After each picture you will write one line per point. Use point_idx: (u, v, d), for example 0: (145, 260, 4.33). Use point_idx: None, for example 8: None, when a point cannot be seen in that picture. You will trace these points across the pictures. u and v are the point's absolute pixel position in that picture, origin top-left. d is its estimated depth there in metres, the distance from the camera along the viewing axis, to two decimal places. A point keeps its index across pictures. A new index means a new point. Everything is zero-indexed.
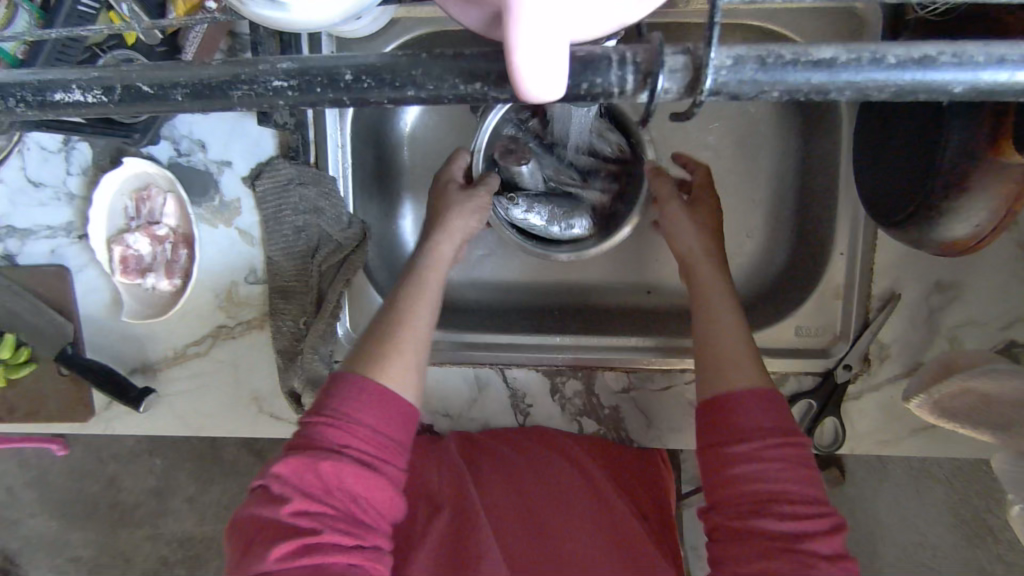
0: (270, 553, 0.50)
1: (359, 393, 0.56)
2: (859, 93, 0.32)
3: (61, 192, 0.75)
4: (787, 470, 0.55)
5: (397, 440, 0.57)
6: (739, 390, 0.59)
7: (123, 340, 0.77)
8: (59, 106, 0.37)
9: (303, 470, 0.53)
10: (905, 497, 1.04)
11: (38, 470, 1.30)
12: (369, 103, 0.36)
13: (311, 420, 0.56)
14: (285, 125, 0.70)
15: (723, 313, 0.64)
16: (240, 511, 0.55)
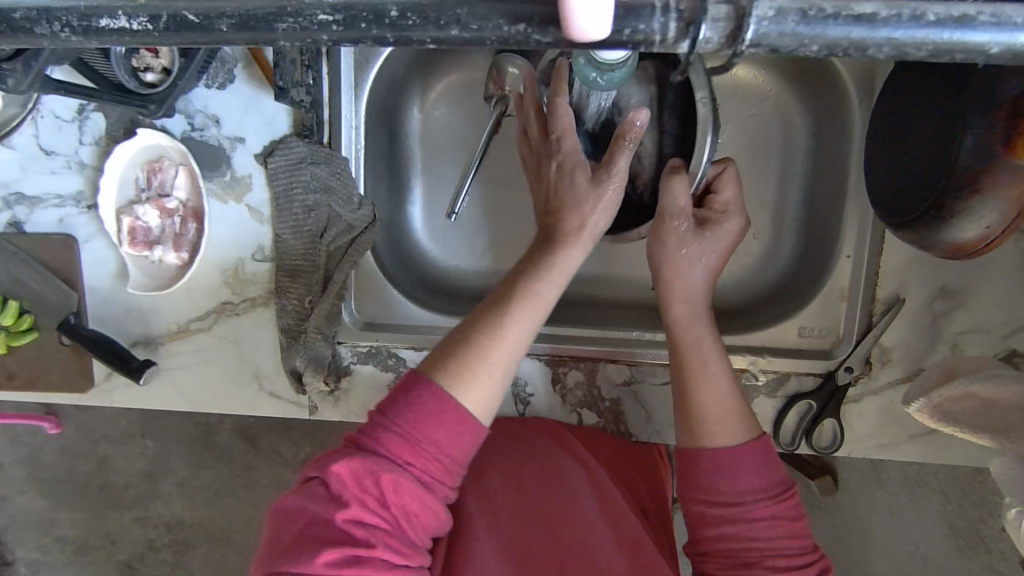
0: (319, 558, 0.48)
1: (432, 400, 0.54)
2: (897, 50, 0.33)
3: (72, 161, 0.75)
4: (777, 528, 0.61)
5: (459, 460, 0.55)
6: (719, 451, 0.62)
7: (127, 312, 0.77)
8: (105, 33, 0.36)
9: (363, 476, 0.51)
10: (899, 508, 1.04)
11: (29, 447, 1.29)
12: (413, 43, 0.35)
13: (377, 423, 0.54)
14: (301, 103, 0.71)
15: (704, 363, 0.64)
16: (289, 499, 0.53)
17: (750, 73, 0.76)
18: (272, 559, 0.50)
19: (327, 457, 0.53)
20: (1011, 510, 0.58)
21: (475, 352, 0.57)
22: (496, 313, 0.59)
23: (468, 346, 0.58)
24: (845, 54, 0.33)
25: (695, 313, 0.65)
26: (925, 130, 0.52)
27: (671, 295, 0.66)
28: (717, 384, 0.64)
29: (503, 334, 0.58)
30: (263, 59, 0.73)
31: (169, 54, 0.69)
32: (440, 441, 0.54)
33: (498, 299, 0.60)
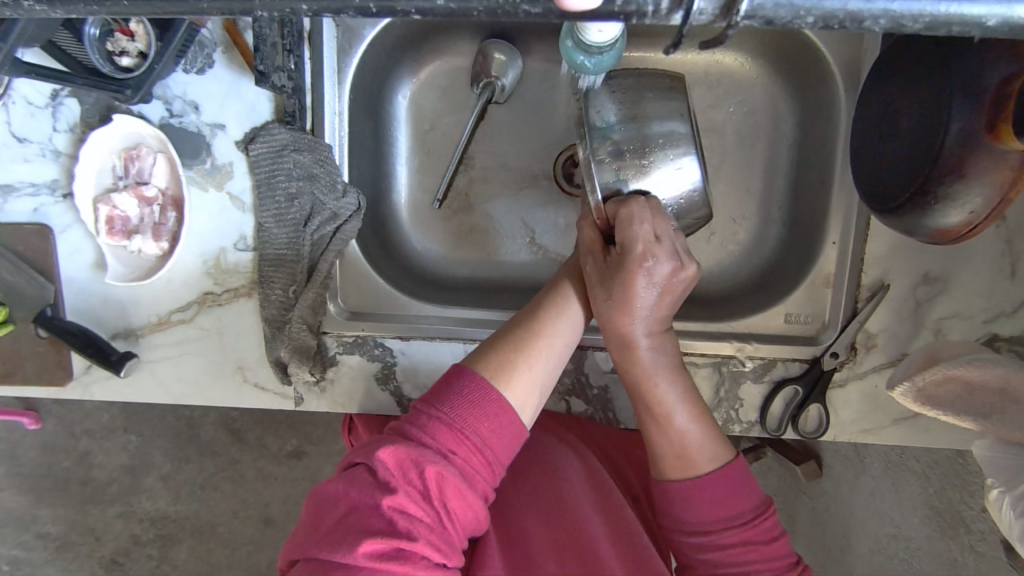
0: (362, 546, 0.47)
1: (478, 394, 0.55)
2: (893, 22, 0.31)
3: (46, 148, 0.73)
4: (748, 554, 0.60)
5: (500, 458, 0.55)
6: (684, 485, 0.61)
7: (106, 303, 0.75)
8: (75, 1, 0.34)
9: (408, 465, 0.51)
10: (882, 492, 1.06)
11: (8, 443, 1.27)
12: (397, 13, 0.33)
13: (423, 412, 0.54)
14: (283, 88, 0.68)
15: (659, 410, 0.62)
16: (332, 486, 0.51)
17: (735, 62, 0.76)
18: (313, 547, 0.48)
19: (372, 445, 0.53)
20: (993, 490, 0.61)
21: (515, 348, 0.60)
22: (534, 319, 0.63)
23: (509, 343, 0.60)
24: (841, 26, 0.32)
25: (648, 360, 0.61)
26: (911, 115, 0.52)
27: (621, 345, 0.62)
28: (686, 426, 0.61)
29: (542, 335, 0.61)
30: (242, 42, 0.70)
31: (145, 37, 0.67)
32: (483, 435, 0.54)
33: (531, 311, 0.64)
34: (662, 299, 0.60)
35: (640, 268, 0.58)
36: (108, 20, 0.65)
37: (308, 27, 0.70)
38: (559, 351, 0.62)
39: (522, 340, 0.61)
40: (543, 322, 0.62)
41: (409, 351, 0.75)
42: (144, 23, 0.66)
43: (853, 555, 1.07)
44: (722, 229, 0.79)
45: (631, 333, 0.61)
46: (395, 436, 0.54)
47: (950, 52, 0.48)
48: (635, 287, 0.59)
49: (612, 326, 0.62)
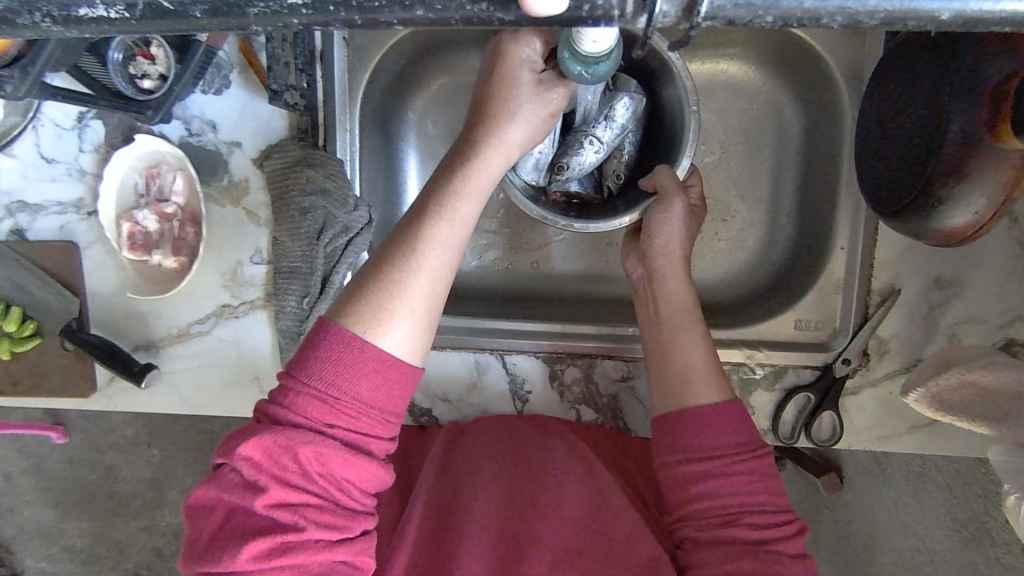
0: (246, 550, 0.47)
1: (341, 347, 0.52)
2: (850, 19, 0.31)
3: (73, 168, 0.76)
4: (755, 483, 0.59)
5: (391, 411, 0.53)
6: (699, 408, 0.61)
7: (127, 316, 0.78)
8: (82, 22, 0.34)
9: (279, 453, 0.49)
10: (903, 503, 1.03)
11: (36, 458, 1.30)
12: (381, 24, 0.34)
13: (288, 387, 0.51)
14: (295, 105, 0.72)
15: (680, 336, 0.65)
16: (204, 492, 0.50)
17: (740, 70, 0.77)
18: (202, 555, 0.49)
19: (232, 438, 0.51)
20: (1010, 496, 0.59)
21: (392, 287, 0.54)
22: (409, 237, 0.56)
23: (381, 280, 0.55)
24: (801, 25, 0.32)
25: (681, 290, 0.66)
26: (911, 119, 0.52)
27: (667, 269, 0.67)
28: (699, 351, 0.64)
29: (421, 262, 0.55)
30: (256, 62, 0.73)
31: (165, 60, 0.70)
32: (364, 395, 0.51)
33: (411, 222, 0.57)
34: (686, 242, 0.68)
35: (681, 208, 0.65)
36: (131, 44, 0.69)
37: (319, 46, 0.73)
38: (447, 270, 0.57)
39: (390, 277, 0.55)
40: (424, 241, 0.56)
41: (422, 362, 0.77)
42: (165, 47, 0.69)
43: (877, 569, 1.05)
44: (731, 236, 0.79)
45: (674, 260, 0.67)
46: (262, 420, 0.52)
47: (947, 56, 0.49)
48: (676, 217, 0.66)
49: (659, 252, 0.67)
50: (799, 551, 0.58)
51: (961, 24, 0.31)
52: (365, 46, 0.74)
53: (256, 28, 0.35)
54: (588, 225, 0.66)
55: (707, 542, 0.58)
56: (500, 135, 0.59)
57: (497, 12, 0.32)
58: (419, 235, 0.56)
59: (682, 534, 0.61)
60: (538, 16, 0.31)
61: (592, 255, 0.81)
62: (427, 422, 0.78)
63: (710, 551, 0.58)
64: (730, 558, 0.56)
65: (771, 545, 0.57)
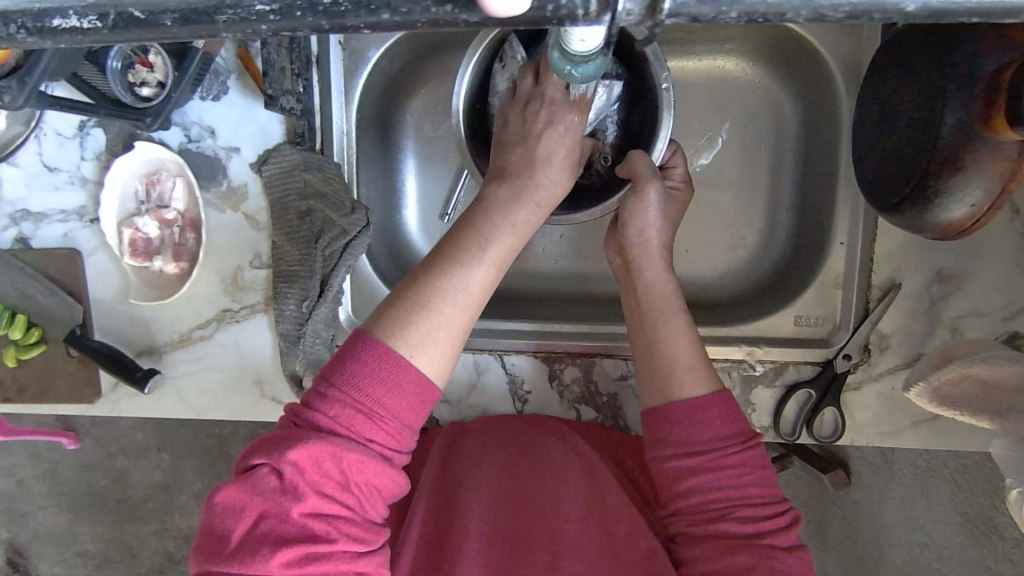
0: (278, 557, 0.47)
1: (385, 366, 0.52)
2: (814, 13, 0.30)
3: (75, 176, 0.77)
4: (746, 475, 0.59)
5: (420, 429, 0.54)
6: (685, 402, 0.61)
7: (131, 322, 0.78)
8: (57, 33, 0.35)
9: (322, 463, 0.49)
10: (912, 500, 1.02)
11: (48, 463, 1.32)
12: (348, 30, 0.33)
13: (329, 397, 0.51)
14: (291, 111, 0.71)
15: (667, 321, 0.64)
16: (233, 493, 0.49)
17: (737, 66, 0.76)
18: (227, 556, 0.48)
19: (272, 442, 0.50)
20: (1012, 490, 0.57)
21: (424, 308, 0.55)
22: (448, 262, 0.57)
23: (413, 301, 0.55)
24: (764, 22, 0.31)
25: (663, 278, 0.66)
26: (907, 112, 0.51)
27: (641, 257, 0.67)
28: (684, 341, 0.63)
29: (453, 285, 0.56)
30: (253, 67, 0.73)
31: (164, 68, 0.71)
32: (403, 414, 0.52)
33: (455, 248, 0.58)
34: (665, 230, 0.67)
35: (656, 194, 0.64)
36: (129, 53, 0.69)
37: (316, 51, 0.73)
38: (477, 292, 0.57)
39: (422, 298, 0.55)
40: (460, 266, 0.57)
41: None
42: (163, 54, 0.70)
43: (886, 567, 1.04)
44: (730, 233, 0.79)
45: (651, 249, 0.67)
46: (300, 426, 0.51)
47: (943, 47, 0.48)
48: (650, 203, 0.65)
49: (635, 242, 0.67)
50: (792, 543, 0.58)
51: (924, 17, 0.31)
52: (359, 48, 0.74)
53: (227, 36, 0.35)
54: (562, 218, 0.66)
55: (702, 535, 0.58)
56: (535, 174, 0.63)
57: (459, 15, 0.32)
58: (457, 262, 0.57)
59: (676, 529, 0.61)
60: (500, 17, 0.31)
61: (590, 254, 0.81)
62: (428, 424, 0.78)
63: (705, 544, 0.58)
64: (727, 552, 0.56)
65: (762, 538, 0.57)
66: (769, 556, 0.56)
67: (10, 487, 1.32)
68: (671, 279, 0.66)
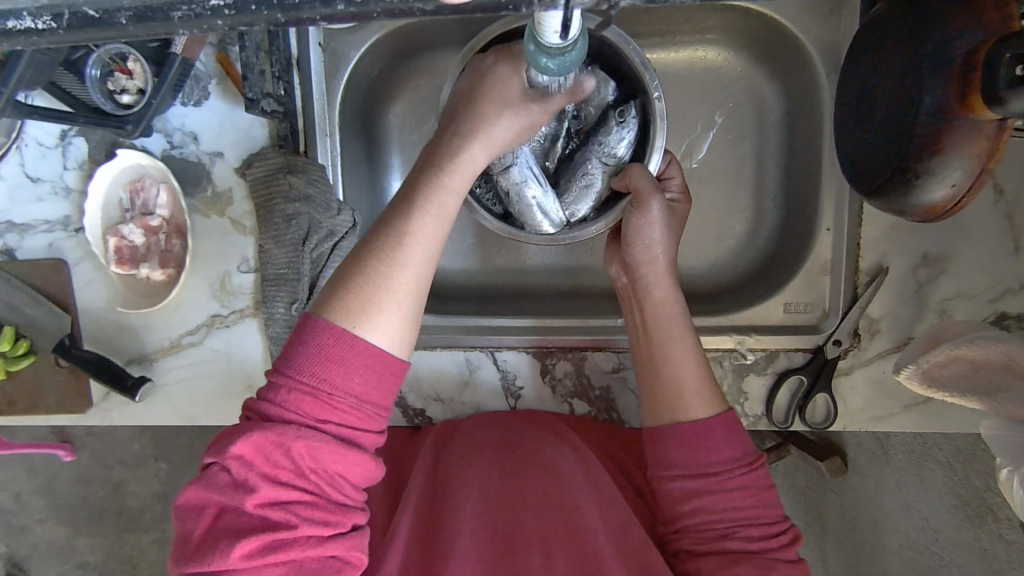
0: (236, 550, 0.46)
1: (327, 343, 0.50)
2: None
3: (58, 186, 0.77)
4: (751, 497, 0.59)
5: (381, 404, 0.52)
6: (692, 425, 0.61)
7: (119, 332, 0.78)
8: (15, 34, 0.37)
9: (269, 451, 0.48)
10: (908, 485, 1.02)
11: (44, 476, 1.31)
12: (301, 21, 0.36)
13: (278, 384, 0.50)
14: (273, 113, 0.71)
15: (668, 348, 0.64)
16: (191, 493, 0.49)
17: (718, 56, 0.77)
18: (191, 558, 0.48)
19: (222, 438, 0.50)
20: (1002, 470, 0.58)
21: (375, 283, 0.53)
22: (392, 232, 0.55)
23: (359, 279, 0.53)
24: None
25: (669, 299, 0.65)
26: (883, 95, 0.52)
27: (651, 279, 0.66)
28: (689, 361, 0.63)
29: (405, 257, 0.54)
30: (234, 72, 0.73)
31: (143, 76, 0.70)
32: (357, 390, 0.51)
33: (404, 203, 0.56)
34: (671, 248, 0.66)
35: (659, 208, 0.64)
36: (108, 60, 0.69)
37: (296, 53, 0.73)
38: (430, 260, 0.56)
39: (372, 273, 0.53)
40: (407, 235, 0.55)
41: (413, 363, 0.77)
42: (142, 62, 0.69)
43: (885, 552, 1.05)
44: (718, 222, 0.79)
45: (658, 269, 0.65)
46: (251, 418, 0.51)
47: (919, 32, 0.48)
48: (654, 219, 0.64)
49: (641, 258, 0.66)
50: (794, 558, 0.58)
51: None
52: (341, 50, 0.74)
53: (182, 32, 0.37)
54: (561, 238, 0.68)
55: (705, 551, 0.58)
56: (485, 132, 0.60)
57: (412, 4, 0.34)
58: (402, 231, 0.54)
59: (679, 546, 0.61)
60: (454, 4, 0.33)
61: (578, 248, 0.81)
62: (422, 423, 0.79)
63: (706, 558, 0.58)
64: (730, 564, 0.56)
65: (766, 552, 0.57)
66: (769, 567, 0.56)
67: (7, 502, 1.31)
68: (671, 294, 0.65)
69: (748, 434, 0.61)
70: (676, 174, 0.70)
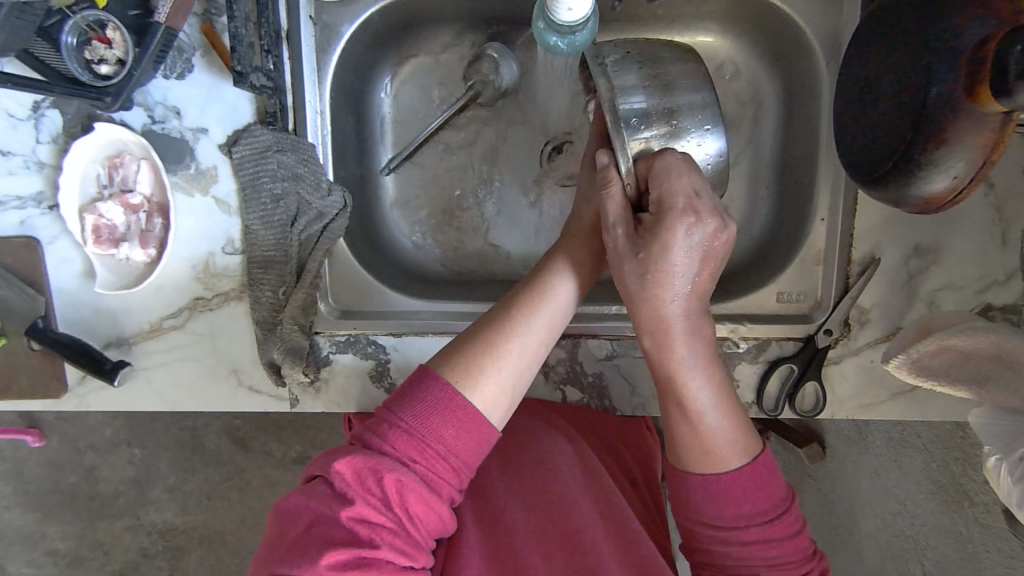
0: (324, 558, 0.45)
1: (438, 398, 0.52)
2: None
3: (31, 160, 0.73)
4: (784, 539, 0.58)
5: (468, 462, 0.52)
6: (706, 478, 0.59)
7: (97, 314, 0.75)
8: None
9: (365, 475, 0.48)
10: (885, 470, 1.05)
11: (12, 462, 1.26)
12: None
13: (382, 420, 0.52)
14: (262, 88, 0.67)
15: (685, 404, 0.58)
16: (292, 500, 0.49)
17: (718, 39, 0.77)
18: (278, 562, 0.47)
19: (329, 455, 0.51)
20: (990, 457, 0.60)
21: (488, 350, 0.55)
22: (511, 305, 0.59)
23: (478, 343, 0.56)
24: None
25: (662, 358, 0.58)
26: (891, 87, 0.51)
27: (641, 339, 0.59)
28: (716, 422, 0.58)
29: (518, 329, 0.57)
30: (220, 44, 0.70)
31: (122, 45, 0.66)
32: (448, 441, 0.51)
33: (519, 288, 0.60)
34: (679, 292, 0.56)
35: (623, 235, 0.57)
36: (84, 28, 0.65)
37: (286, 26, 0.70)
38: (540, 338, 0.57)
39: (489, 340, 0.56)
40: (522, 311, 0.58)
41: (403, 347, 0.74)
42: (122, 29, 0.66)
43: (860, 535, 1.08)
44: None
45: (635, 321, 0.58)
46: (355, 444, 0.52)
47: (929, 24, 0.48)
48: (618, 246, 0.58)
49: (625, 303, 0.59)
50: None
51: None
52: (333, 25, 0.72)
53: None
54: None
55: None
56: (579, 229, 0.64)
57: None
58: (518, 310, 0.58)
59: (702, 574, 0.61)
60: None
61: None
62: None
63: None
64: None
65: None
66: None
67: None
68: (673, 354, 0.57)
69: (782, 474, 0.60)
70: (676, 175, 0.55)
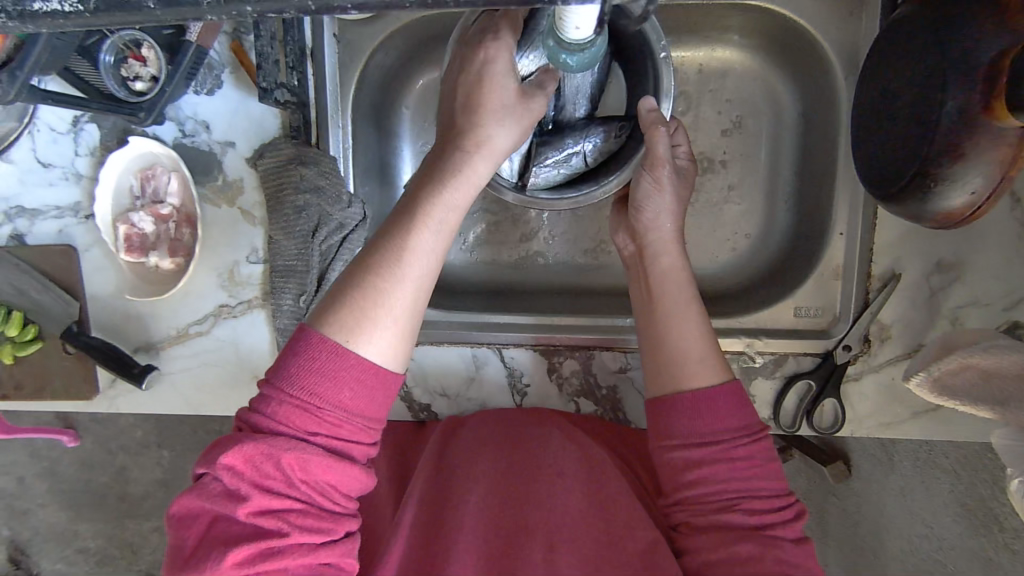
0: (229, 556, 0.47)
1: (321, 354, 0.51)
2: None
3: (69, 172, 0.77)
4: (752, 467, 0.58)
5: (374, 417, 0.53)
6: (692, 393, 0.60)
7: (126, 320, 0.78)
8: (38, 16, 0.38)
9: (260, 462, 0.49)
10: (911, 490, 1.02)
11: (48, 461, 1.31)
12: (333, 10, 0.37)
13: (269, 396, 0.51)
14: (286, 104, 0.70)
15: (680, 310, 0.64)
16: (187, 502, 0.49)
17: (735, 55, 0.76)
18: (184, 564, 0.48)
19: (214, 448, 0.50)
20: (1013, 480, 0.57)
21: (372, 295, 0.53)
22: (396, 236, 0.55)
23: (362, 285, 0.53)
24: None
25: (676, 267, 0.66)
26: (905, 101, 0.51)
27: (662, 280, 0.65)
28: (699, 337, 0.63)
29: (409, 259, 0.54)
30: (247, 61, 0.73)
31: (156, 62, 0.70)
32: (348, 403, 0.51)
33: (399, 216, 0.56)
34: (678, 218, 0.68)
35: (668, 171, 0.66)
36: (121, 47, 0.69)
37: (310, 43, 0.73)
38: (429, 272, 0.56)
39: (373, 282, 0.54)
40: (411, 239, 0.55)
41: (419, 357, 0.77)
42: (157, 48, 0.69)
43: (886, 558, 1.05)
44: (729, 223, 0.78)
45: (665, 237, 0.67)
46: (243, 428, 0.51)
47: (943, 38, 0.48)
48: (664, 185, 0.66)
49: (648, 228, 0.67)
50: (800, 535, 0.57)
51: None
52: (355, 43, 0.74)
53: (209, 18, 0.38)
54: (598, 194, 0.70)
55: (703, 524, 0.58)
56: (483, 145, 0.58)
57: None
58: (405, 243, 0.54)
59: (679, 519, 0.60)
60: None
61: (589, 248, 0.81)
62: (427, 417, 0.79)
63: (705, 535, 0.57)
64: (732, 541, 0.56)
65: (770, 529, 0.57)
66: (774, 546, 0.55)
67: (10, 485, 1.32)
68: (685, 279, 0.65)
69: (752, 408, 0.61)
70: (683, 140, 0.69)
